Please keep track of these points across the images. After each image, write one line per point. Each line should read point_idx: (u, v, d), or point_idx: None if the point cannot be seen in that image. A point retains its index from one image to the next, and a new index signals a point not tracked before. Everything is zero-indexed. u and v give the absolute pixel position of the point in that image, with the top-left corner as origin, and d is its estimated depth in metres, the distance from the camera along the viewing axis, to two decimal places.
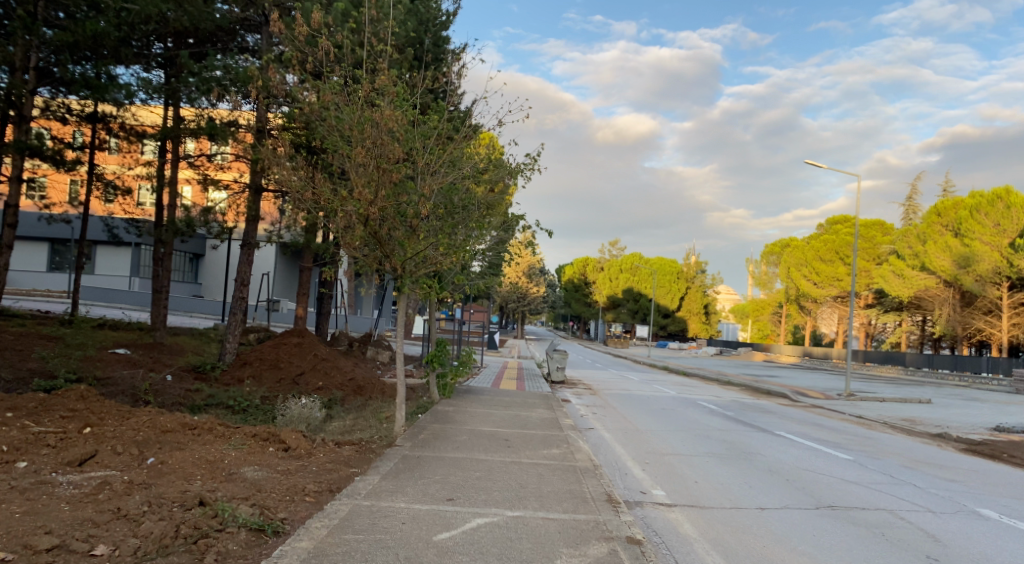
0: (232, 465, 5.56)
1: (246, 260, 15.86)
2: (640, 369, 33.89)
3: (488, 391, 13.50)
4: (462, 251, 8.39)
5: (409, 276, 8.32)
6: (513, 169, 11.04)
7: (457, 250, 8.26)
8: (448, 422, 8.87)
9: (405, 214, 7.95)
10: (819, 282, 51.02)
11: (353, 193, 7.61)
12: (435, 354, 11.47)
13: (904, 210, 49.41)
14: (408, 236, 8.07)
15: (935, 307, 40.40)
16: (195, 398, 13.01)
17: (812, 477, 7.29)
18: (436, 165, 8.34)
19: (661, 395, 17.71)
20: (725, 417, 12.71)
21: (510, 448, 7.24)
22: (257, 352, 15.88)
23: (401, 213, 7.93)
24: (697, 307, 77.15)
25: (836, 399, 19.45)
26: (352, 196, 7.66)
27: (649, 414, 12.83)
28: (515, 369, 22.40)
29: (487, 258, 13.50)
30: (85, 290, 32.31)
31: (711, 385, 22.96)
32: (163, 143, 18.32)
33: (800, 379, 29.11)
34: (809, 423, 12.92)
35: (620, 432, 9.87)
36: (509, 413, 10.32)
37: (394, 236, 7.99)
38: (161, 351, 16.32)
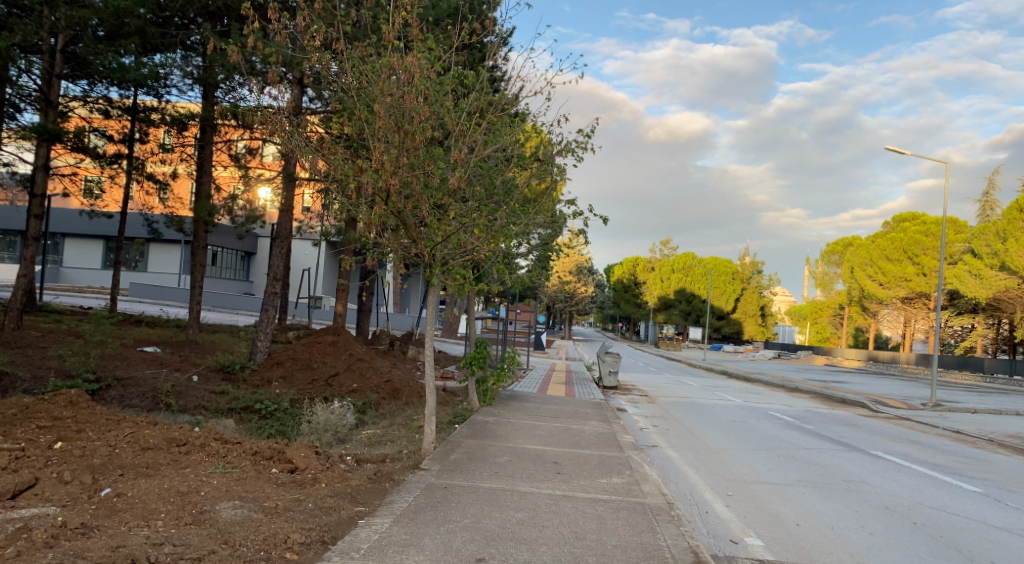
0: (205, 501, 4.47)
1: (278, 254, 14.99)
2: (694, 372, 31.94)
3: (532, 397, 12.16)
4: (505, 236, 7.03)
5: (440, 266, 7.00)
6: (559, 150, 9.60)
7: (501, 235, 6.91)
8: (488, 438, 7.55)
9: (434, 190, 6.64)
10: (885, 282, 47.84)
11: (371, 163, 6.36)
12: (475, 356, 10.25)
13: (981, 205, 45.60)
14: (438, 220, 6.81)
15: (1018, 310, 37.10)
16: (219, 402, 12.23)
17: (947, 515, 5.69)
18: (473, 135, 7.03)
19: (725, 403, 15.99)
20: (807, 433, 11.00)
21: (562, 476, 5.88)
22: (290, 351, 14.93)
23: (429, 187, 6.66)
24: (752, 308, 74.07)
25: (922, 409, 17.26)
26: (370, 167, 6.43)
27: (717, 427, 11.24)
28: (563, 372, 20.96)
29: (532, 253, 12.11)
30: (135, 287, 32.43)
31: (776, 392, 20.96)
32: (201, 133, 17.68)
33: (871, 386, 26.71)
34: (906, 439, 11.05)
35: (689, 451, 8.41)
36: (558, 425, 8.95)
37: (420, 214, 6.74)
38: (191, 349, 15.61)
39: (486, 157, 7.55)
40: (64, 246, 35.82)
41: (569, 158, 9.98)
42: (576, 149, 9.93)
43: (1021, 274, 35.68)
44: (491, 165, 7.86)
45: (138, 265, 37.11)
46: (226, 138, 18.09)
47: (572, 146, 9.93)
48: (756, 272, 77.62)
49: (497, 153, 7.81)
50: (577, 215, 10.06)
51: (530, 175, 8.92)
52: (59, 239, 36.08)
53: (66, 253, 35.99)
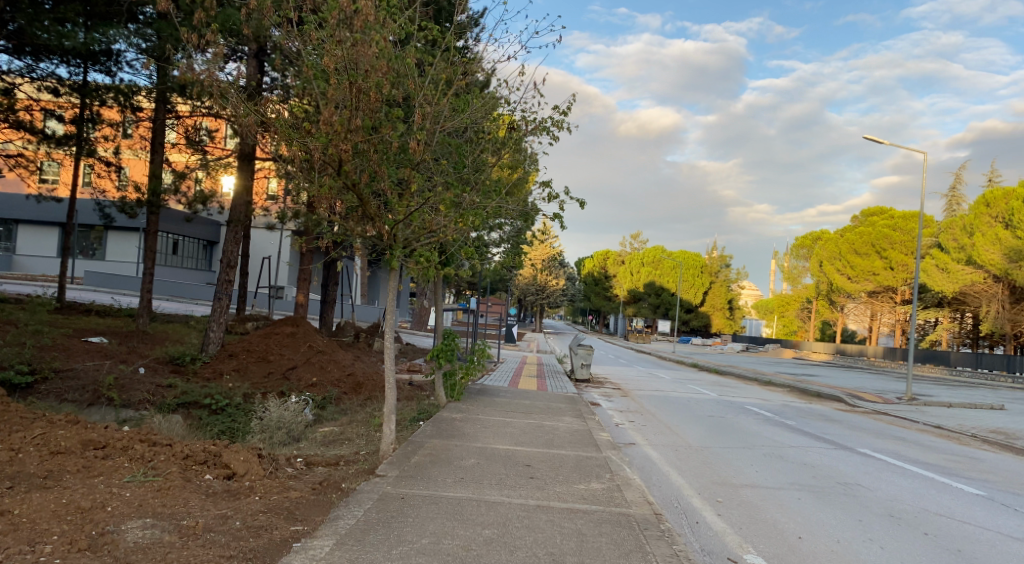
0: (110, 519, 3.73)
1: (231, 239, 13.97)
2: (667, 365, 31.75)
3: (503, 392, 11.53)
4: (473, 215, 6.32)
5: (400, 247, 6.21)
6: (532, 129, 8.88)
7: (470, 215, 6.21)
8: (454, 437, 6.87)
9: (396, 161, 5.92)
10: (854, 276, 48.45)
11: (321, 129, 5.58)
12: (442, 347, 9.59)
13: (948, 200, 46.24)
14: (398, 194, 6.09)
15: (983, 303, 37.73)
16: (166, 396, 11.37)
17: (958, 523, 5.21)
18: (439, 102, 6.26)
19: (701, 397, 15.58)
20: (789, 429, 10.56)
21: (536, 482, 5.23)
22: (245, 342, 14.02)
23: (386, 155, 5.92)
24: (721, 302, 74.66)
25: (897, 403, 17.11)
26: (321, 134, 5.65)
27: (696, 423, 10.75)
28: (535, 365, 20.40)
29: (502, 240, 11.38)
30: (88, 276, 30.88)
31: (751, 385, 20.71)
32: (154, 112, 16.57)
33: (843, 379, 26.76)
34: (890, 436, 10.69)
35: (671, 451, 7.87)
36: (530, 422, 8.34)
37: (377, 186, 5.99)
38: (140, 339, 14.59)
39: (453, 130, 6.80)
40: (15, 232, 33.99)
41: (544, 136, 9.32)
42: (552, 128, 9.29)
43: (988, 268, 36.21)
44: (457, 138, 7.14)
45: (94, 253, 35.50)
46: (187, 118, 17.02)
47: (547, 124, 9.30)
48: (726, 266, 78.08)
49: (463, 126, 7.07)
50: (552, 199, 9.44)
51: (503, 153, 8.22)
52: (10, 225, 34.26)
53: (17, 239, 34.17)
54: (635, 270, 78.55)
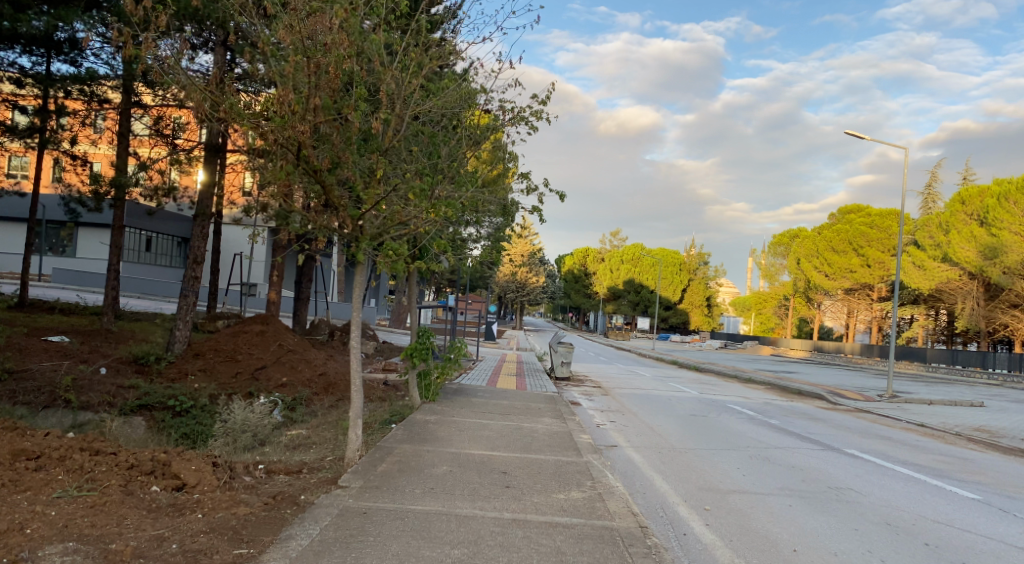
0: (26, 544, 3.29)
1: (198, 234, 13.35)
2: (648, 363, 31.61)
3: (480, 392, 11.17)
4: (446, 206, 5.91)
5: (368, 239, 5.74)
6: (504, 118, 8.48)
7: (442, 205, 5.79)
8: (426, 442, 6.47)
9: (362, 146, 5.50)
10: (831, 273, 48.78)
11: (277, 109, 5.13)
12: (417, 346, 9.19)
13: (924, 198, 46.72)
14: (364, 182, 5.66)
15: (958, 300, 38.18)
16: (127, 397, 10.82)
17: (957, 532, 4.96)
18: (409, 85, 5.81)
19: (682, 395, 15.34)
20: (774, 429, 10.32)
21: (512, 492, 4.86)
22: (212, 340, 13.46)
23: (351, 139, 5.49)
24: (700, 299, 75.02)
25: (878, 401, 17.05)
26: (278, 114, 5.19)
27: (679, 422, 10.46)
28: (514, 363, 20.02)
29: (479, 235, 10.95)
30: (55, 274, 29.90)
31: (731, 383, 20.58)
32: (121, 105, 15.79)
33: (821, 376, 26.85)
34: (875, 436, 10.52)
35: (654, 454, 7.55)
36: (508, 424, 7.98)
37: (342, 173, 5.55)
38: (104, 339, 13.94)
39: (423, 115, 6.33)
40: None
41: (522, 126, 8.93)
42: (530, 118, 8.92)
43: (962, 266, 36.62)
44: (427, 126, 6.72)
45: (64, 250, 34.48)
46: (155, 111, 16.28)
47: (525, 114, 8.92)
48: (704, 263, 78.37)
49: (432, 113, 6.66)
50: (531, 192, 9.06)
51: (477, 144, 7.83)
52: None
53: None
54: (614, 267, 78.59)
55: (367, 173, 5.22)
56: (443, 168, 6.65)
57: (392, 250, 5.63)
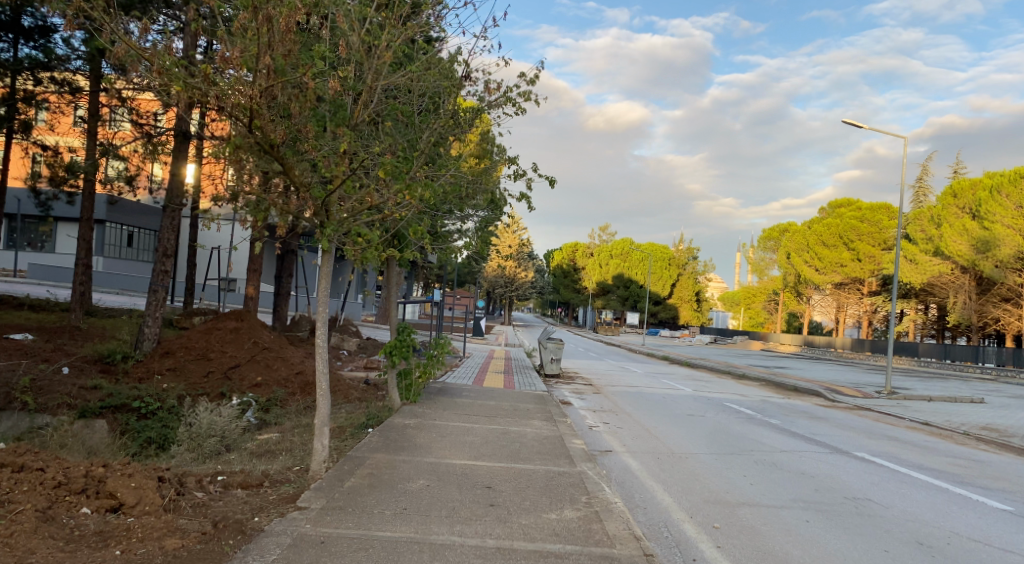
0: None
1: (168, 226, 12.48)
2: (639, 358, 31.13)
3: (466, 391, 10.57)
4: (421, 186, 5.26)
5: (334, 225, 5.04)
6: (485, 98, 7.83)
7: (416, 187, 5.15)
8: (402, 451, 5.84)
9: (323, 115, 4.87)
10: (821, 268, 48.53)
11: (223, 69, 4.42)
12: (396, 344, 8.56)
13: (916, 191, 46.52)
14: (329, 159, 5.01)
15: (950, 295, 38.12)
16: (88, 399, 10.07)
17: (997, 553, 4.43)
18: (379, 50, 5.09)
19: (676, 393, 14.79)
20: (776, 429, 9.79)
21: (496, 512, 4.25)
22: (183, 337, 12.71)
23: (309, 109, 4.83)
24: (689, 294, 74.79)
25: (876, 398, 16.62)
26: (224, 73, 4.47)
27: (675, 423, 9.90)
28: (502, 360, 19.44)
29: (465, 226, 10.28)
30: (31, 269, 28.93)
31: (725, 379, 20.12)
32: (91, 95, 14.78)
33: (814, 372, 26.51)
34: (881, 437, 10.04)
35: (653, 460, 6.99)
36: (495, 428, 7.38)
37: (302, 146, 4.90)
38: (70, 335, 13.16)
39: (393, 88, 5.61)
40: None
41: (507, 107, 8.30)
42: (517, 98, 8.28)
43: (954, 259, 36.43)
44: (399, 101, 6.05)
45: (42, 245, 33.47)
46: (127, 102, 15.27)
47: (512, 93, 8.28)
48: (693, 258, 78.00)
49: (404, 87, 5.99)
50: (518, 178, 8.43)
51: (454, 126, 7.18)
52: None
53: None
54: (603, 262, 78.14)
55: (334, 147, 4.53)
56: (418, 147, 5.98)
57: (361, 236, 4.96)
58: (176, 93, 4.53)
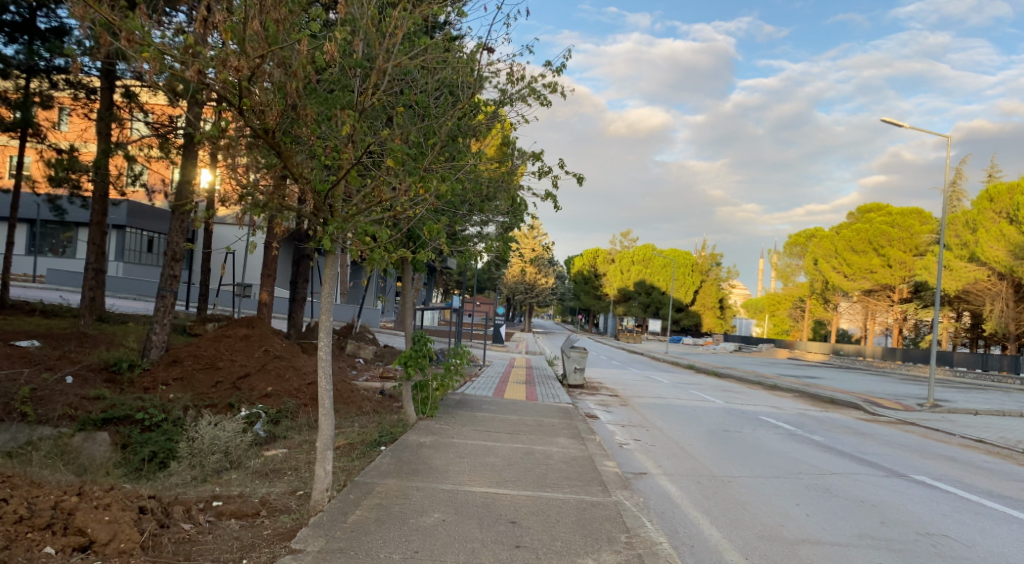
0: None
1: (178, 228, 12.03)
2: (663, 367, 30.30)
3: (486, 403, 9.96)
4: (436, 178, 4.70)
5: (339, 221, 4.48)
6: (503, 94, 7.27)
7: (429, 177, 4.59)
8: (415, 475, 5.23)
9: (322, 94, 4.34)
10: (850, 274, 47.23)
11: (210, 41, 3.90)
12: (412, 354, 7.97)
13: (949, 195, 45.03)
14: (330, 145, 4.47)
15: (986, 302, 36.74)
16: (91, 410, 9.63)
17: None
18: (390, 25, 4.52)
19: (707, 405, 14.03)
20: (821, 447, 9.04)
21: (523, 557, 3.63)
22: (193, 345, 12.27)
23: (307, 87, 4.30)
24: (712, 301, 73.49)
25: (918, 411, 15.68)
26: (210, 45, 3.95)
27: (710, 439, 9.19)
28: (522, 369, 18.81)
29: (484, 231, 9.67)
30: (53, 275, 28.91)
31: (755, 390, 19.26)
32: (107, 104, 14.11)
33: (847, 382, 25.42)
34: (936, 456, 9.23)
35: (693, 485, 6.32)
36: (518, 446, 6.75)
37: (301, 130, 4.35)
38: (78, 342, 12.79)
39: (406, 71, 5.06)
40: None
41: (530, 101, 7.72)
42: (540, 92, 7.69)
43: (991, 266, 35.12)
44: (411, 89, 5.51)
45: (64, 252, 33.50)
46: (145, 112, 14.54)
47: (535, 86, 7.70)
48: (716, 265, 76.61)
49: (417, 74, 5.45)
50: (543, 176, 7.83)
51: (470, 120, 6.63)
52: None
53: None
54: (624, 268, 77.19)
55: (339, 129, 3.96)
56: (431, 138, 5.43)
57: (368, 232, 4.37)
58: (156, 68, 4.01)
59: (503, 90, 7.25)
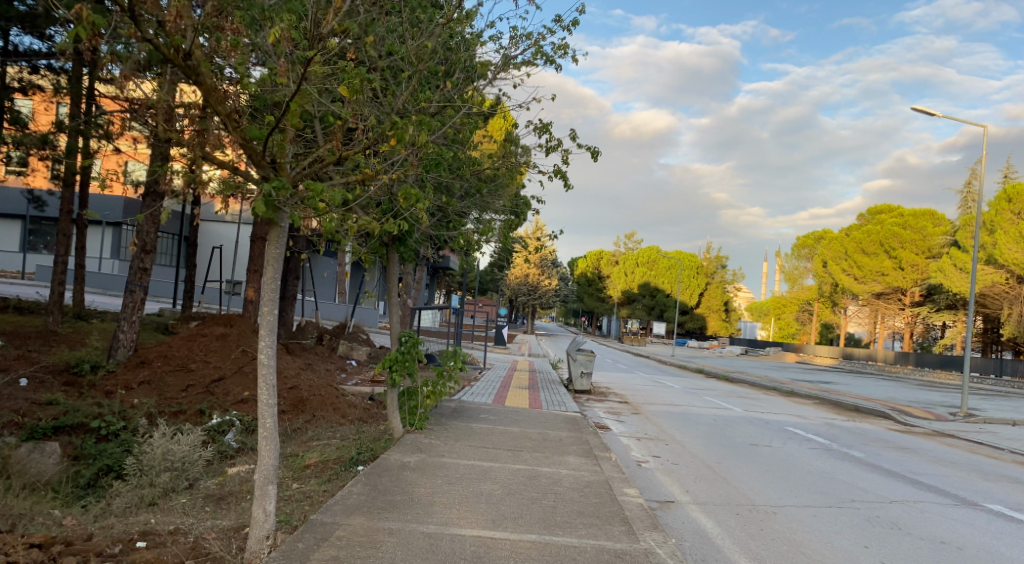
0: None
1: (147, 215, 10.92)
2: (671, 371, 29.16)
3: (485, 413, 8.82)
4: (411, 126, 3.69)
5: (284, 182, 3.41)
6: (506, 56, 6.27)
7: (403, 124, 3.58)
8: (391, 512, 4.14)
9: (256, 6, 3.35)
10: (860, 277, 46.04)
11: None
12: (400, 356, 6.86)
13: (963, 196, 43.77)
14: (271, 76, 3.44)
15: (1004, 306, 35.51)
16: (40, 417, 8.46)
17: None
18: None
19: (726, 414, 12.90)
20: (865, 466, 7.93)
21: None
22: (163, 346, 11.15)
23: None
24: (718, 304, 72.27)
25: (952, 421, 14.50)
26: None
27: (737, 455, 8.09)
28: (525, 373, 17.69)
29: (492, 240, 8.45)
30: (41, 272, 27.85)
31: (773, 397, 18.10)
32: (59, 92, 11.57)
33: (865, 388, 24.20)
34: (998, 477, 8.08)
35: (731, 517, 5.22)
36: (520, 469, 5.61)
37: (230, 56, 3.33)
38: (42, 340, 11.66)
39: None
40: None
41: (539, 64, 6.58)
42: (552, 53, 6.60)
43: (1009, 268, 33.93)
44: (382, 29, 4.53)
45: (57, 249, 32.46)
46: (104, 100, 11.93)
47: (542, 45, 6.50)
48: (721, 267, 75.23)
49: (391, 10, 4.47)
50: (551, 151, 6.81)
51: (459, 77, 5.59)
52: None
53: None
54: (628, 270, 76.06)
55: (272, 36, 2.92)
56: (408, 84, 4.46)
57: (317, 192, 3.29)
58: None
59: (505, 52, 6.25)
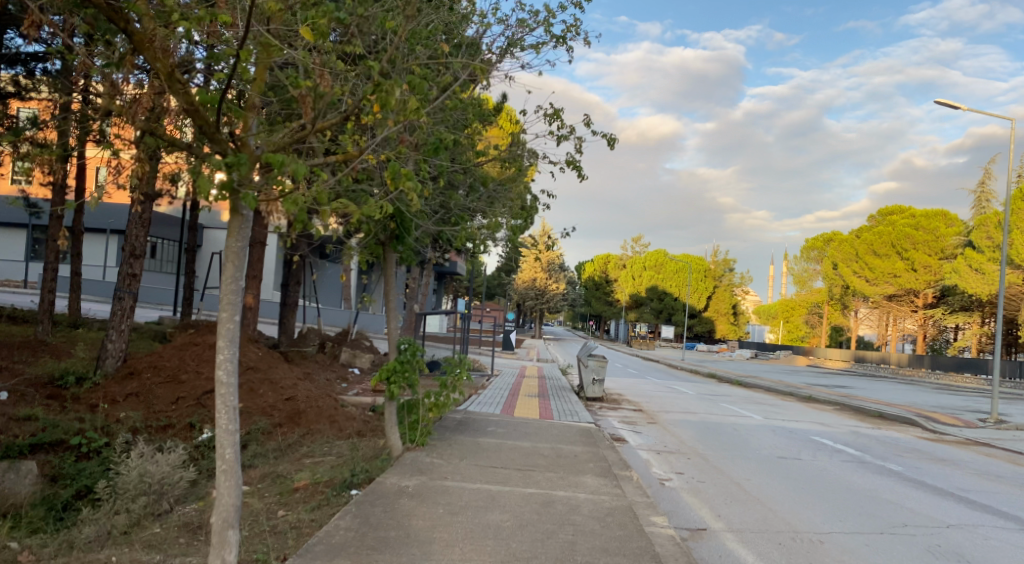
0: None
1: (137, 219, 10.44)
2: (683, 376, 28.41)
3: (493, 426, 8.19)
4: (396, 88, 3.28)
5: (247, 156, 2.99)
6: (512, 36, 5.70)
7: (385, 86, 3.21)
8: (383, 552, 3.54)
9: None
10: (873, 278, 45.15)
11: None
12: (400, 367, 6.23)
13: (978, 195, 42.84)
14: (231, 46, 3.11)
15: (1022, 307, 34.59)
16: (17, 433, 7.84)
17: None
18: None
19: (745, 422, 12.26)
20: (906, 481, 7.28)
21: None
22: (154, 355, 10.57)
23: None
24: (727, 307, 71.36)
25: (983, 428, 13.78)
26: None
27: (765, 470, 7.47)
28: (534, 380, 17.04)
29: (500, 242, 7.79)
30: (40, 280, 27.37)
31: (792, 403, 17.39)
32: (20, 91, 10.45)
33: (884, 392, 23.36)
34: None
35: (773, 548, 4.59)
36: (533, 495, 4.98)
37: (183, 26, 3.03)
38: (27, 350, 11.07)
39: None
40: None
41: (549, 45, 5.98)
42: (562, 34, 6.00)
43: None
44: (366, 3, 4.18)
45: None
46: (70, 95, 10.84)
47: (553, 22, 5.88)
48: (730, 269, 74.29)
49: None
50: (564, 139, 6.35)
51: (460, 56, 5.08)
52: None
53: None
54: (636, 273, 75.26)
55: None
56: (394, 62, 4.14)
57: (280, 162, 2.80)
58: None
59: (510, 32, 5.68)
